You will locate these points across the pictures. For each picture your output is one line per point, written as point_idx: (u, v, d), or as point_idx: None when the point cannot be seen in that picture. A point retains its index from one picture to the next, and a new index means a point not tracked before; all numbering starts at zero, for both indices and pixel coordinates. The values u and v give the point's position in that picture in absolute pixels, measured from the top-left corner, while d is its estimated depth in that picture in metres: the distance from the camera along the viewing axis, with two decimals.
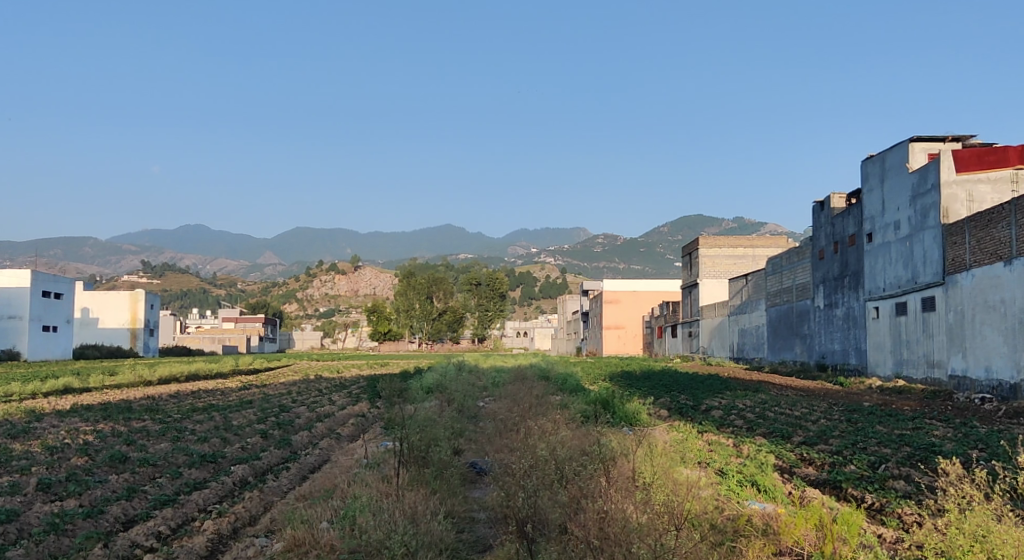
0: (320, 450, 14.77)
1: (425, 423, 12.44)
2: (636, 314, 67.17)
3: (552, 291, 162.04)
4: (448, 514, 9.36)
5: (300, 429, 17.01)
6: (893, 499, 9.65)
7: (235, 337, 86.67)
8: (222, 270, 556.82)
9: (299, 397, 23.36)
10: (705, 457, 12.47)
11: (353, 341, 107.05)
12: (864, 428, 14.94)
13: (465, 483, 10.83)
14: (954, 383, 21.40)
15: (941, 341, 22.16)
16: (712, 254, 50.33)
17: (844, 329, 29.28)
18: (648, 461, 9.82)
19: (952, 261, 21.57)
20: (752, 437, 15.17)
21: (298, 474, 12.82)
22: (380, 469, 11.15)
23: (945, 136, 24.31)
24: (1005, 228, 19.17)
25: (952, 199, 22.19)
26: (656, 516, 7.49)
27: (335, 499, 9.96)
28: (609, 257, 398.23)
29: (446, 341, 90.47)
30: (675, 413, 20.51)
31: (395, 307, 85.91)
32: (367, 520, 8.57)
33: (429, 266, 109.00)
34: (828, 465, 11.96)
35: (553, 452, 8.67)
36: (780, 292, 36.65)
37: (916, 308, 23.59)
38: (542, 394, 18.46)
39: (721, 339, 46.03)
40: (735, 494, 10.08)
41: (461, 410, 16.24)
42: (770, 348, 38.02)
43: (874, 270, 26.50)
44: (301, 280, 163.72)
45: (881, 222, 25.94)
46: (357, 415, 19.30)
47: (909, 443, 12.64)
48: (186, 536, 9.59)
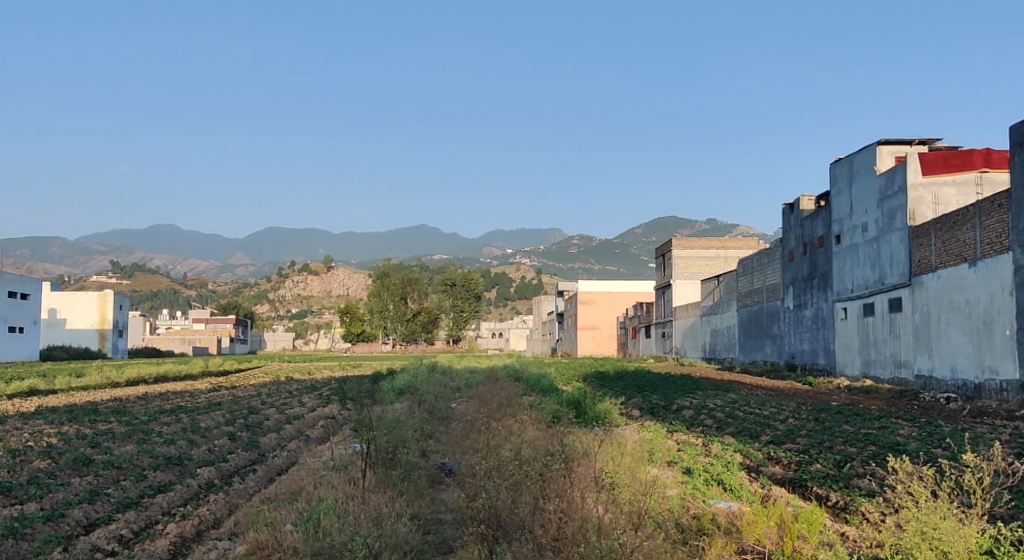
0: (288, 452, 14.69)
1: (393, 425, 12.40)
2: (610, 314, 67.55)
3: (528, 292, 162.15)
4: (415, 515, 9.33)
5: (268, 431, 16.91)
6: (858, 498, 9.79)
7: (206, 339, 85.99)
8: (193, 270, 552.01)
9: (269, 398, 23.27)
10: (674, 456, 12.57)
11: (326, 343, 106.55)
12: (830, 428, 15.06)
13: (432, 484, 10.81)
14: (921, 383, 21.69)
15: (908, 342, 22.45)
16: (684, 255, 50.78)
17: (813, 330, 29.62)
18: (612, 461, 9.84)
19: (919, 262, 21.89)
20: (720, 437, 15.24)
21: (266, 476, 12.78)
22: (348, 470, 11.13)
23: (912, 140, 24.59)
24: (971, 230, 19.46)
25: (919, 202, 22.50)
26: (617, 516, 7.57)
27: (301, 502, 9.93)
28: (584, 259, 399.25)
29: (420, 341, 90.18)
30: (646, 413, 20.59)
31: (368, 308, 85.63)
32: (332, 521, 8.56)
33: (402, 267, 108.52)
34: (794, 464, 12.09)
35: (518, 454, 8.69)
36: (751, 293, 37.04)
37: (884, 309, 23.90)
38: (513, 395, 18.52)
39: (693, 340, 46.36)
40: (701, 493, 10.13)
41: (431, 411, 16.28)
42: (741, 348, 38.43)
43: (843, 271, 26.80)
44: (273, 280, 163.02)
45: (850, 224, 26.24)
46: (327, 417, 19.22)
47: (874, 443, 12.79)
48: (147, 540, 9.50)
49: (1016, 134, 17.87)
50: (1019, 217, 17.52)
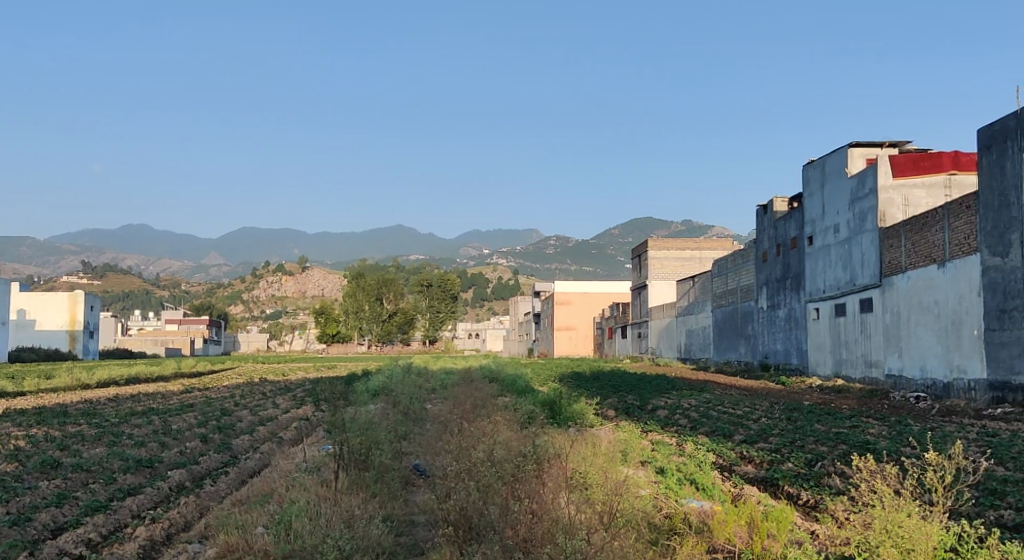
0: (260, 454, 14.57)
1: (366, 426, 12.35)
2: (587, 315, 67.77)
3: (505, 292, 162.38)
4: (388, 517, 9.29)
5: (241, 433, 16.79)
6: (827, 496, 9.92)
7: (178, 341, 85.20)
8: (165, 270, 546.31)
9: (242, 400, 23.07)
10: (648, 456, 12.66)
11: (300, 344, 105.93)
12: (802, 427, 15.23)
13: (405, 485, 10.80)
14: (891, 383, 21.99)
15: (879, 342, 22.74)
16: (660, 256, 51.10)
17: (786, 331, 29.91)
18: (585, 461, 9.89)
19: (889, 263, 22.18)
20: (694, 437, 15.35)
21: (237, 479, 12.68)
22: (320, 473, 11.10)
23: (883, 141, 24.82)
24: (939, 231, 19.72)
25: (889, 204, 22.81)
26: (590, 518, 7.61)
27: (272, 504, 9.87)
28: (560, 259, 400.13)
29: (396, 342, 89.91)
30: (621, 413, 20.66)
31: (343, 308, 85.24)
32: (303, 524, 8.51)
33: (378, 267, 108.16)
34: (766, 463, 12.22)
35: (490, 455, 8.68)
36: (725, 293, 37.33)
37: (855, 309, 24.20)
38: (489, 396, 18.51)
39: (669, 340, 46.62)
40: (674, 493, 10.21)
41: (406, 412, 16.24)
42: (716, 348, 38.70)
43: (815, 272, 27.10)
44: (247, 280, 161.93)
45: (822, 225, 26.53)
46: (300, 418, 19.11)
47: (845, 441, 12.96)
48: (117, 543, 9.40)
49: (983, 136, 18.07)
50: (986, 219, 17.76)
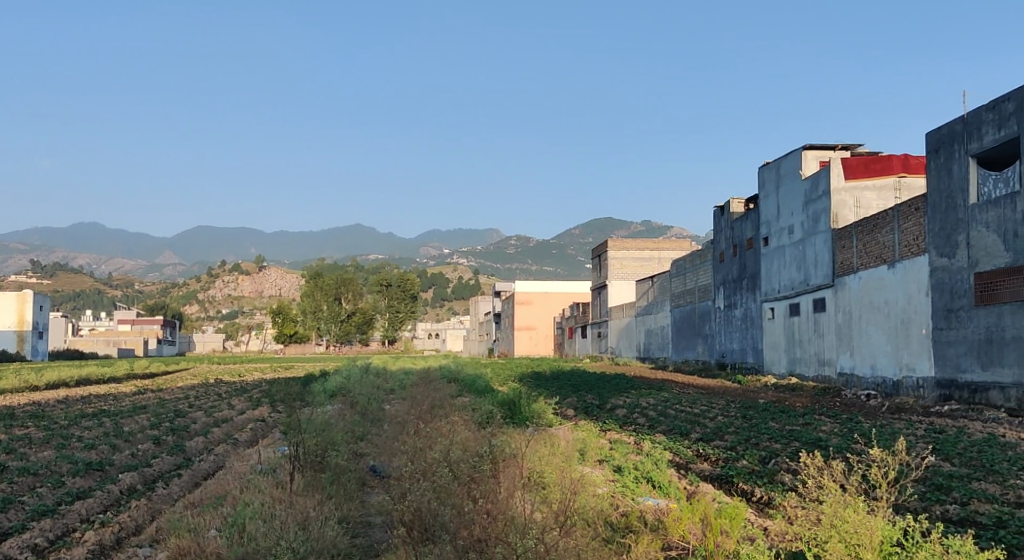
0: (215, 456, 14.37)
1: (323, 427, 12.24)
2: (546, 315, 67.99)
3: (465, 292, 162.33)
4: (343, 519, 9.21)
5: (195, 434, 16.53)
6: (780, 492, 10.09)
7: (131, 341, 83.63)
8: (118, 269, 535.51)
9: (196, 402, 22.71)
10: (606, 455, 12.74)
11: (257, 344, 104.73)
12: (757, 425, 15.47)
13: (362, 486, 10.72)
14: (843, 381, 22.42)
15: (831, 340, 23.18)
16: (620, 256, 51.48)
17: (742, 330, 30.33)
18: (542, 461, 9.91)
19: (841, 263, 22.61)
20: (651, 435, 15.50)
21: (191, 481, 12.50)
22: (274, 475, 10.97)
23: (836, 144, 25.28)
24: (889, 233, 20.15)
25: (841, 205, 23.31)
26: (545, 517, 7.64)
27: (225, 507, 9.75)
28: (521, 259, 400.86)
29: (355, 342, 89.31)
30: (580, 412, 20.76)
31: (301, 308, 84.39)
32: (256, 526, 8.42)
33: (336, 267, 107.38)
34: (721, 460, 12.38)
35: (447, 455, 8.66)
36: (683, 293, 37.74)
37: (808, 309, 24.63)
38: (448, 396, 18.47)
39: (628, 339, 46.98)
40: (631, 491, 10.29)
41: (363, 412, 16.14)
42: (674, 347, 39.09)
43: (770, 272, 27.53)
44: (203, 280, 159.65)
45: (777, 226, 26.96)
46: (256, 419, 18.87)
47: (797, 438, 13.19)
48: (64, 548, 9.21)
49: (931, 139, 18.48)
50: (934, 221, 18.18)
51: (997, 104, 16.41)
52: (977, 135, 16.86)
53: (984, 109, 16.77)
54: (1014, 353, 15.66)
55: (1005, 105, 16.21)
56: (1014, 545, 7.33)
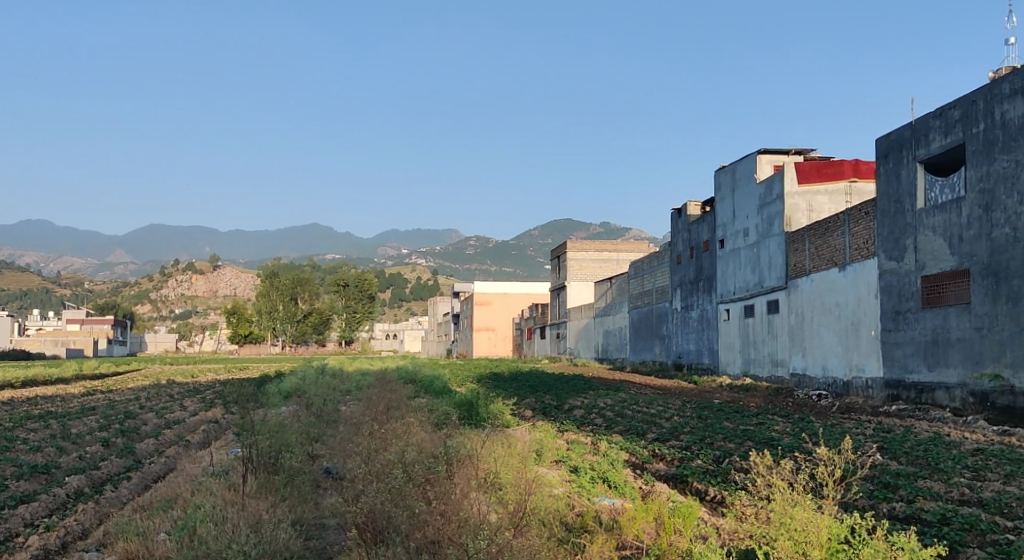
0: (165, 458, 14.12)
1: (277, 428, 12.07)
2: (505, 316, 68.06)
3: (423, 293, 161.79)
4: (297, 522, 9.11)
5: (146, 436, 16.21)
6: (732, 491, 10.23)
7: (80, 341, 81.76)
8: (67, 268, 523.21)
9: (148, 403, 22.31)
10: (562, 455, 12.77)
11: (211, 345, 103.19)
12: (712, 425, 15.68)
13: (316, 487, 10.60)
14: (795, 381, 22.81)
15: (784, 341, 23.57)
16: (579, 257, 51.76)
17: (698, 331, 30.70)
18: (500, 461, 9.90)
19: (794, 266, 23.01)
20: (608, 435, 15.62)
21: (141, 484, 12.27)
22: (227, 477, 10.81)
23: (789, 149, 25.73)
24: (841, 236, 20.56)
25: (794, 209, 23.63)
26: (500, 518, 7.65)
27: (175, 510, 9.57)
28: (480, 260, 400.61)
29: (312, 343, 88.41)
30: (538, 413, 20.81)
31: (256, 308, 83.30)
32: (208, 529, 8.28)
33: (293, 267, 106.22)
34: (676, 460, 12.51)
35: (402, 456, 8.60)
36: (641, 295, 38.08)
37: (762, 310, 25.03)
38: (405, 398, 18.34)
39: (587, 340, 47.22)
40: (586, 491, 10.33)
41: (318, 414, 15.97)
42: (632, 348, 39.37)
43: (725, 274, 27.92)
44: (155, 279, 156.75)
45: (732, 229, 27.35)
46: (209, 421, 18.57)
47: (751, 438, 13.40)
48: (6, 554, 8.97)
49: (881, 145, 18.87)
50: (883, 225, 18.60)
51: (943, 111, 16.76)
52: (924, 142, 17.26)
53: (931, 116, 17.13)
54: (958, 354, 16.06)
55: (950, 113, 16.55)
56: (957, 541, 7.53)
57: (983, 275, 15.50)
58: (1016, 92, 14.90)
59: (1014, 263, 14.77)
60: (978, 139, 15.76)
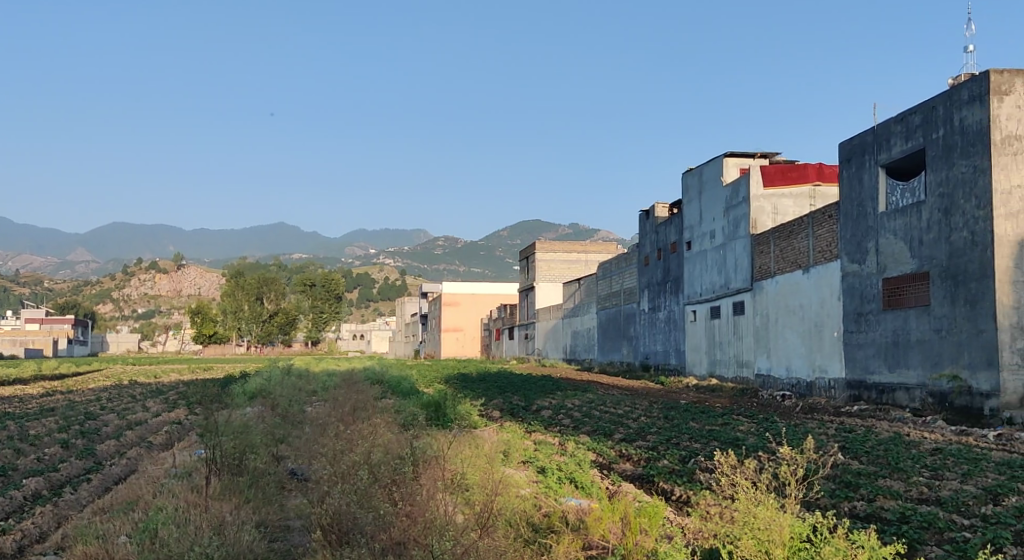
0: (128, 460, 13.89)
1: (241, 429, 11.93)
2: (473, 316, 68.01)
3: (391, 293, 161.01)
4: (262, 524, 9.01)
5: (107, 438, 15.94)
6: (697, 491, 10.31)
7: (39, 341, 80.13)
8: (26, 266, 512.88)
9: (108, 403, 21.92)
10: (530, 456, 12.78)
11: (175, 345, 101.81)
12: (678, 424, 15.81)
13: (281, 489, 10.49)
14: (760, 381, 23.08)
15: (749, 342, 23.83)
16: (547, 258, 51.90)
17: (665, 332, 30.93)
18: (467, 462, 9.88)
19: (759, 268, 23.28)
20: (575, 435, 15.69)
21: (101, 486, 12.05)
22: (190, 478, 10.65)
23: (755, 152, 26.02)
24: (805, 239, 20.84)
25: (760, 212, 23.87)
26: (467, 518, 7.64)
27: (136, 512, 9.41)
28: (449, 261, 399.82)
29: (277, 343, 87.58)
30: (506, 414, 20.83)
31: (221, 308, 82.24)
32: (170, 532, 8.16)
33: (258, 266, 105.17)
34: (643, 460, 12.59)
35: (369, 457, 8.54)
36: (609, 296, 38.27)
37: (728, 312, 25.28)
38: (372, 398, 18.24)
39: (555, 341, 47.34)
40: (553, 491, 10.34)
41: (284, 414, 15.82)
42: (600, 349, 39.54)
43: (692, 276, 28.14)
44: (118, 279, 154.22)
45: (699, 231, 27.59)
46: (172, 422, 18.31)
47: (716, 438, 13.53)
48: None
49: (844, 149, 19.15)
50: (845, 228, 18.88)
51: (905, 117, 17.02)
52: (886, 147, 17.54)
53: (893, 121, 17.40)
54: (918, 355, 16.34)
55: (911, 118, 16.81)
56: (915, 539, 7.66)
57: (942, 278, 15.79)
58: (974, 98, 15.19)
59: (972, 265, 15.06)
60: (938, 145, 16.02)
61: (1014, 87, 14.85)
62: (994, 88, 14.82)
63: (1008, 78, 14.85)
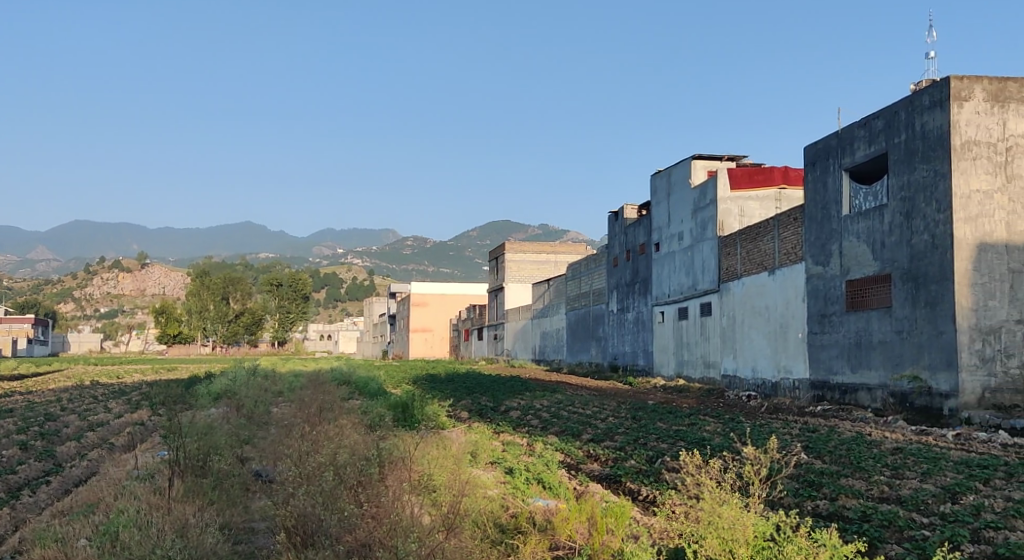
0: (88, 462, 13.63)
1: (205, 430, 11.78)
2: (442, 317, 67.91)
3: (359, 293, 160.09)
4: (225, 526, 8.92)
5: (68, 439, 15.66)
6: (663, 491, 10.39)
7: None
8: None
9: (69, 404, 21.49)
10: (498, 457, 12.79)
11: (138, 345, 100.31)
12: (645, 425, 15.93)
13: (245, 490, 10.40)
14: (726, 382, 23.30)
15: (716, 343, 24.05)
16: (516, 259, 52.00)
17: (634, 333, 31.11)
18: (434, 462, 9.88)
19: (726, 270, 23.51)
20: (544, 436, 15.73)
21: (60, 488, 11.82)
22: (153, 480, 10.48)
23: (722, 155, 26.26)
24: (770, 241, 21.09)
25: (727, 214, 24.08)
26: (433, 520, 7.63)
27: (97, 515, 9.26)
28: (418, 261, 398.52)
29: (243, 343, 86.67)
30: (474, 414, 20.80)
31: (186, 307, 81.11)
32: (131, 535, 8.03)
33: (224, 266, 103.85)
34: (610, 461, 12.65)
35: (335, 458, 8.49)
36: (578, 296, 38.41)
37: (695, 313, 25.49)
38: (339, 399, 18.12)
39: (524, 341, 47.43)
40: (521, 492, 10.35)
41: (249, 415, 15.65)
42: (569, 350, 39.67)
43: (660, 277, 28.34)
44: (79, 278, 151.59)
45: (667, 233, 27.79)
46: (135, 423, 18.04)
47: (683, 438, 13.63)
48: None
49: (810, 152, 19.40)
50: (810, 231, 19.14)
51: (868, 121, 17.28)
52: (850, 151, 17.80)
53: (856, 126, 17.65)
54: (880, 356, 16.61)
55: (874, 123, 17.06)
56: (876, 538, 7.78)
57: (903, 280, 16.06)
58: (935, 104, 15.47)
59: (932, 269, 15.33)
60: (900, 150, 16.28)
61: (973, 93, 15.16)
62: (954, 94, 15.10)
63: (967, 84, 15.15)
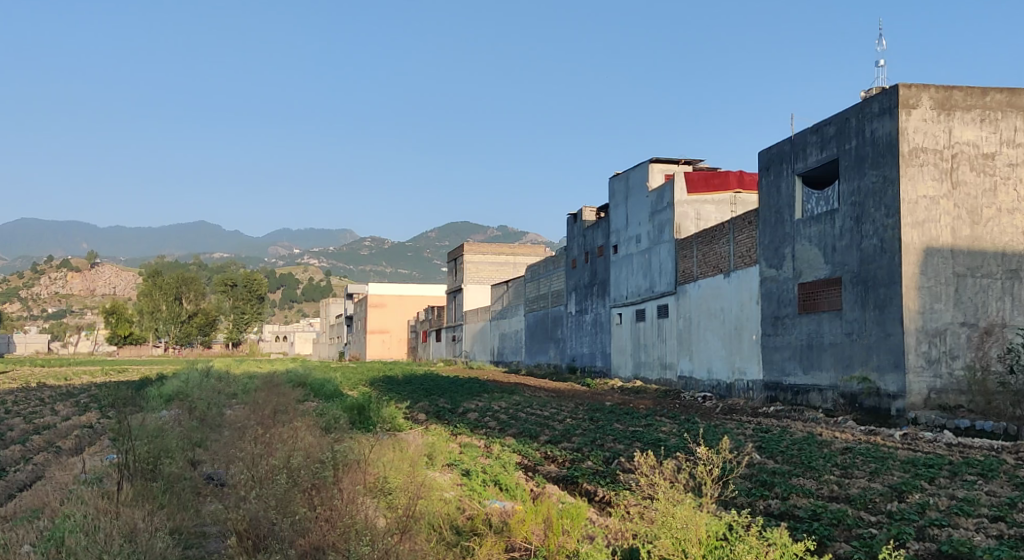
0: (33, 466, 13.28)
1: (155, 433, 11.56)
2: (400, 318, 67.56)
3: (315, 294, 158.45)
4: (175, 530, 8.77)
5: (13, 443, 15.26)
6: (619, 491, 10.47)
7: None
8: None
9: (14, 407, 20.89)
10: (455, 459, 12.76)
11: (87, 346, 97.98)
12: (602, 426, 16.03)
13: (197, 493, 10.23)
14: (682, 383, 23.55)
15: (672, 345, 24.29)
16: (475, 260, 51.92)
17: (592, 335, 31.28)
18: (389, 464, 9.82)
19: (683, 272, 23.76)
20: (501, 437, 15.77)
21: (4, 493, 11.50)
22: (101, 484, 10.24)
23: (679, 159, 26.51)
24: (726, 244, 21.37)
25: (683, 217, 24.29)
26: (386, 523, 7.59)
27: (41, 520, 9.03)
28: (376, 262, 395.93)
29: (197, 345, 85.20)
30: (431, 416, 20.72)
31: (137, 308, 79.48)
32: (78, 540, 7.85)
33: (177, 266, 101.92)
34: (568, 462, 12.71)
35: (288, 461, 8.38)
36: (537, 298, 38.48)
37: (652, 315, 25.73)
38: (293, 402, 17.94)
39: (482, 343, 47.39)
40: (477, 494, 10.35)
41: (201, 417, 15.40)
42: (528, 351, 39.73)
43: (618, 279, 28.54)
44: (25, 278, 147.72)
45: (625, 235, 27.98)
46: (83, 426, 17.63)
47: (639, 439, 13.72)
48: None
49: (764, 157, 19.69)
50: (764, 235, 19.43)
51: (820, 128, 17.59)
52: (803, 156, 18.11)
53: (809, 132, 17.96)
54: (831, 358, 16.93)
55: (826, 129, 17.38)
56: (825, 536, 7.92)
57: (853, 283, 16.40)
58: (884, 111, 15.82)
59: (881, 272, 15.68)
60: (851, 155, 16.62)
61: (920, 101, 15.53)
62: (902, 102, 15.46)
63: (915, 92, 15.51)
